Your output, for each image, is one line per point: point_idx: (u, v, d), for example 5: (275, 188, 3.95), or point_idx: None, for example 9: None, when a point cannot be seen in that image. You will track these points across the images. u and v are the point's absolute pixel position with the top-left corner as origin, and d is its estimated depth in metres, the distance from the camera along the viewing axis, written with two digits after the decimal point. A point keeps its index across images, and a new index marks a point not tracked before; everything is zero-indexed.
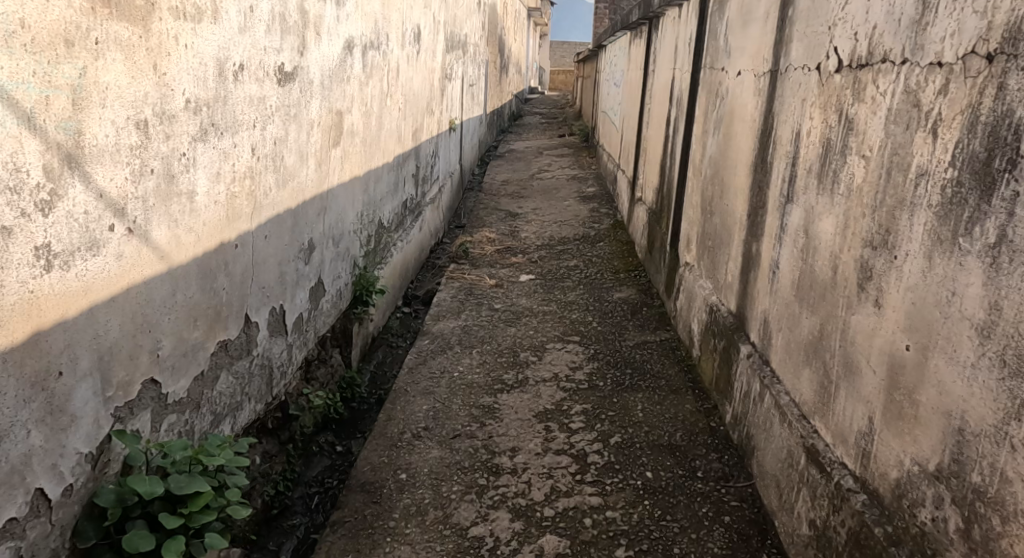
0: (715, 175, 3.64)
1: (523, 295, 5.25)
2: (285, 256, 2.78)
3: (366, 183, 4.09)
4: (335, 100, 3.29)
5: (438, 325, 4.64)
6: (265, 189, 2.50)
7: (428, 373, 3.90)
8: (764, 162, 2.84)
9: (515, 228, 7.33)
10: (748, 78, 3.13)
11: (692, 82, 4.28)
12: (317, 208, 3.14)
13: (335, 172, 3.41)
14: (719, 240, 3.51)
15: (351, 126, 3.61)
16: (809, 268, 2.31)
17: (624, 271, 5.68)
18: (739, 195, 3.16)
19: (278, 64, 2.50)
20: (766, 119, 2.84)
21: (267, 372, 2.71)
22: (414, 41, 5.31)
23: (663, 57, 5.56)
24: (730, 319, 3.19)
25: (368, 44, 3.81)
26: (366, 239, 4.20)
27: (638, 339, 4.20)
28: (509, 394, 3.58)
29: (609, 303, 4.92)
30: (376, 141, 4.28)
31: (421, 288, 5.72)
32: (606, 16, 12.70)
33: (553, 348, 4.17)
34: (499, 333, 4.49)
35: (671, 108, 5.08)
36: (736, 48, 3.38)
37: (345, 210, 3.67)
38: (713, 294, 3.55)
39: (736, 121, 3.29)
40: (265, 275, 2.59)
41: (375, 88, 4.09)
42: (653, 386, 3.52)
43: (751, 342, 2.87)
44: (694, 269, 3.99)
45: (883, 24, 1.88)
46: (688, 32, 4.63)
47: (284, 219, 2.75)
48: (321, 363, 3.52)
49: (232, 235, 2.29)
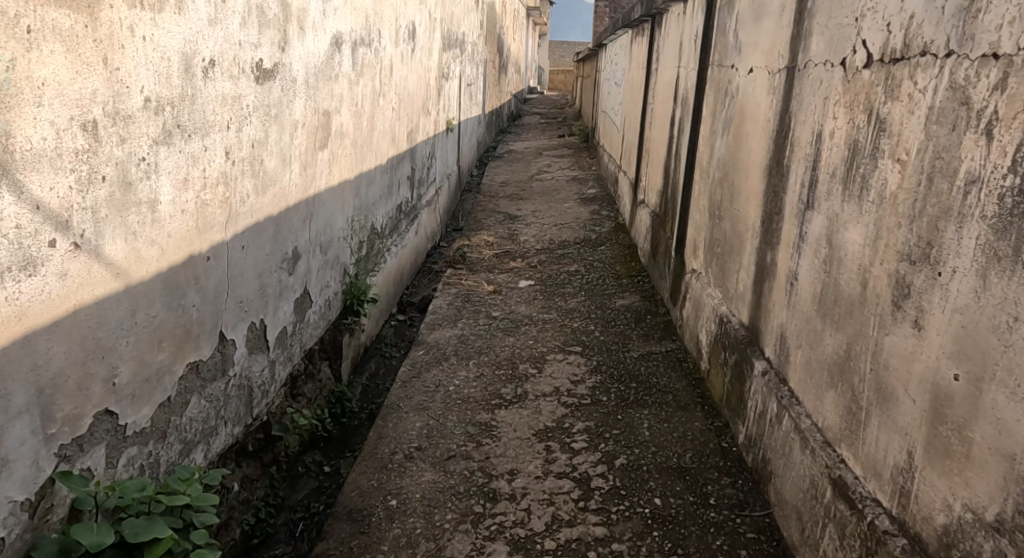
0: (724, 179, 3.46)
1: (522, 302, 5.07)
2: (266, 267, 2.59)
3: (357, 186, 3.91)
4: (322, 99, 3.10)
5: (433, 334, 4.45)
6: (241, 195, 2.31)
7: (422, 386, 3.71)
8: (779, 165, 2.66)
9: (514, 231, 7.15)
10: (761, 75, 2.95)
11: (699, 80, 4.09)
12: (302, 215, 2.95)
13: (323, 176, 3.23)
14: (729, 247, 3.32)
15: (340, 127, 3.43)
16: (833, 281, 2.12)
17: (627, 276, 5.49)
18: (752, 200, 2.98)
19: (255, 60, 2.31)
20: (781, 120, 2.65)
21: (247, 391, 2.52)
22: (409, 38, 5.12)
23: (667, 55, 5.38)
24: (742, 332, 3.00)
25: (359, 40, 3.62)
26: (358, 246, 4.02)
27: (642, 350, 4.01)
28: (507, 410, 3.39)
29: (612, 311, 4.73)
30: (368, 143, 4.10)
31: (417, 294, 5.53)
32: (606, 15, 12.51)
33: (554, 359, 3.98)
34: (497, 343, 4.30)
35: (675, 108, 4.89)
36: (747, 43, 3.20)
37: (334, 216, 3.48)
38: (722, 304, 3.36)
39: (747, 121, 3.11)
40: (243, 289, 2.40)
41: (367, 87, 3.91)
42: (659, 401, 3.33)
43: (766, 357, 2.68)
44: (701, 276, 3.80)
45: (921, 14, 1.70)
46: (693, 28, 4.45)
47: (264, 227, 2.56)
48: (308, 378, 3.33)
49: (204, 246, 2.09)
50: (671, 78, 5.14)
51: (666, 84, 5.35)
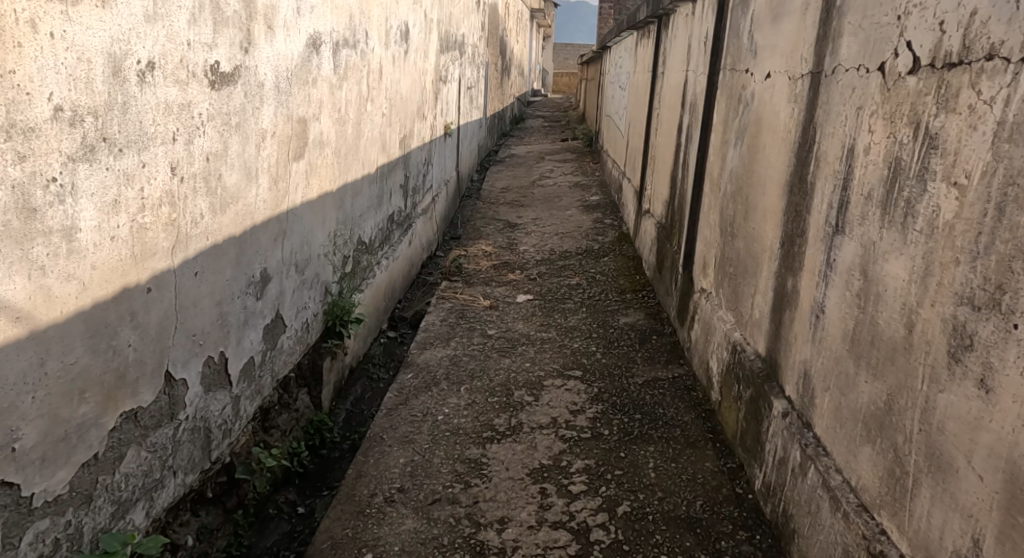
0: (737, 194, 3.18)
1: (520, 319, 4.79)
2: (226, 294, 2.32)
3: (341, 198, 3.63)
4: (297, 105, 2.83)
5: (424, 354, 4.17)
6: (193, 216, 2.04)
7: (408, 416, 3.43)
8: (801, 183, 2.38)
9: (513, 240, 6.86)
10: (781, 80, 2.67)
11: (709, 86, 3.81)
12: (272, 233, 2.68)
13: (298, 189, 2.96)
14: (743, 268, 3.04)
15: (318, 135, 3.16)
16: (867, 319, 1.85)
17: (631, 291, 5.21)
18: (769, 219, 2.70)
19: (210, 63, 2.04)
20: (804, 132, 2.38)
21: (203, 434, 2.25)
22: (401, 39, 4.84)
23: (674, 59, 5.09)
24: (758, 364, 2.72)
25: (341, 42, 3.35)
26: (342, 262, 3.74)
27: (648, 376, 3.73)
28: (500, 444, 3.11)
29: (614, 330, 4.45)
30: (354, 151, 3.82)
31: (409, 309, 5.26)
32: (610, 18, 12.21)
33: (552, 385, 3.70)
34: (491, 365, 4.02)
35: (682, 114, 4.61)
36: (764, 46, 2.92)
37: (313, 232, 3.21)
38: (735, 330, 3.08)
39: (765, 131, 2.83)
40: (196, 321, 2.13)
41: (351, 91, 3.63)
42: (666, 437, 3.05)
43: (786, 396, 2.40)
44: (712, 297, 3.52)
45: (988, 10, 1.45)
46: (703, 28, 4.16)
47: (225, 250, 2.29)
48: (282, 408, 3.06)
49: (144, 275, 1.82)
50: (679, 83, 4.86)
51: (673, 89, 5.07)
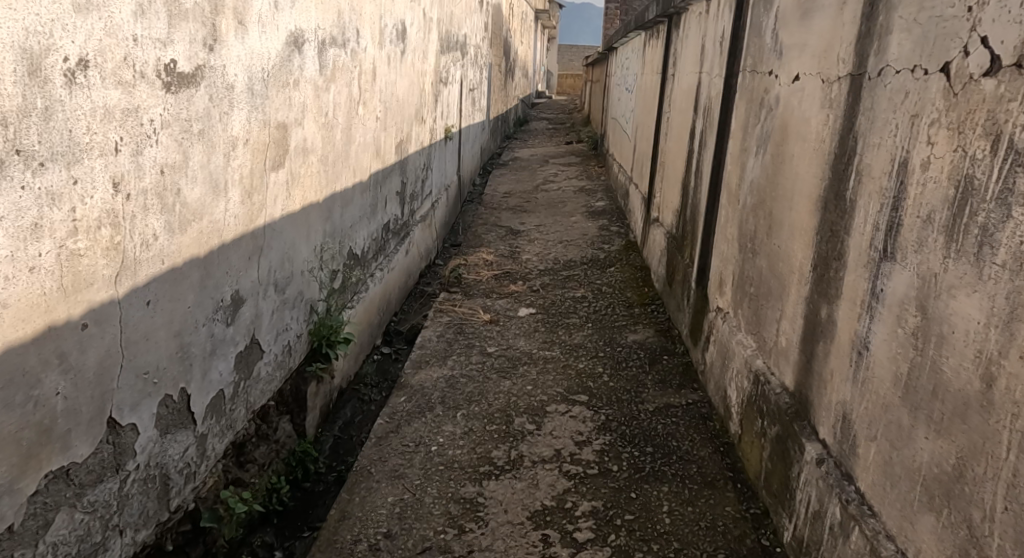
0: (760, 208, 2.91)
1: (521, 335, 4.51)
2: (188, 323, 2.06)
3: (328, 208, 3.36)
4: (274, 109, 2.56)
5: (419, 375, 3.90)
6: (142, 237, 1.77)
7: (399, 446, 3.16)
8: (839, 199, 2.11)
9: (516, 248, 6.59)
10: (812, 83, 2.40)
11: (728, 89, 3.54)
12: (244, 251, 2.41)
13: (277, 201, 2.69)
14: (768, 290, 2.77)
15: (301, 142, 2.89)
16: (926, 362, 1.57)
17: (639, 305, 4.94)
18: (799, 237, 2.43)
19: (165, 62, 1.78)
20: (842, 142, 2.11)
21: (159, 482, 1.98)
22: (397, 38, 4.58)
23: (686, 60, 4.82)
24: (785, 399, 2.45)
25: (327, 40, 3.08)
26: (329, 277, 3.47)
27: (659, 402, 3.45)
28: (498, 481, 2.85)
29: (622, 348, 4.17)
30: (343, 158, 3.56)
31: (406, 322, 4.99)
32: (616, 18, 11.92)
33: (555, 411, 3.43)
34: (490, 387, 3.75)
35: (695, 119, 4.34)
36: (791, 45, 2.65)
37: (294, 247, 2.94)
38: (758, 357, 2.81)
39: (793, 139, 2.56)
40: (150, 356, 1.86)
41: (340, 94, 3.37)
42: (680, 475, 2.79)
43: (821, 439, 2.13)
44: (729, 318, 3.25)
45: None
46: (719, 27, 3.90)
47: (186, 274, 2.02)
48: (260, 440, 2.80)
49: (77, 310, 1.56)
50: (691, 85, 4.58)
51: (684, 92, 4.79)
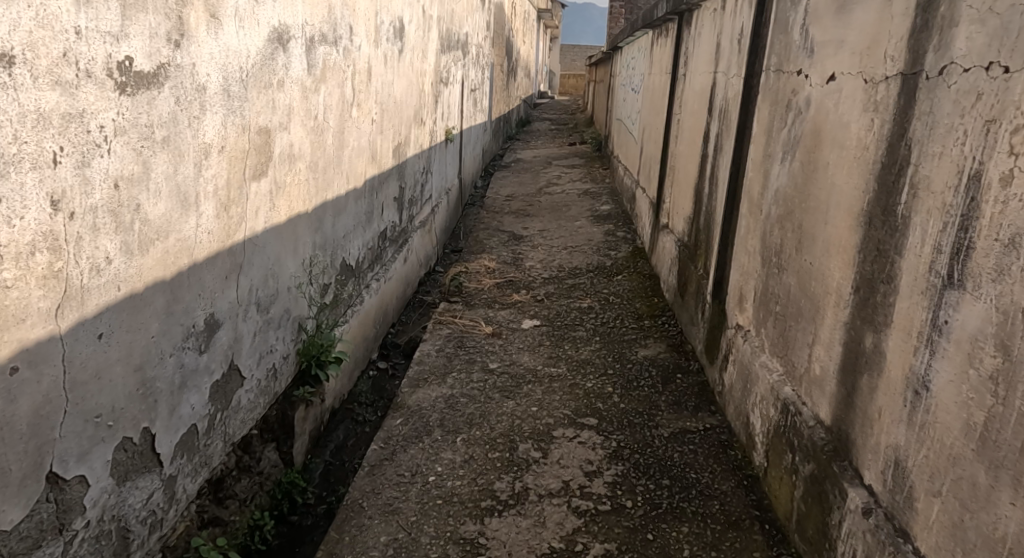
0: (787, 221, 2.67)
1: (525, 349, 4.27)
2: (152, 354, 1.81)
3: (318, 218, 3.12)
4: (255, 112, 2.33)
5: (417, 393, 3.66)
6: (92, 262, 1.54)
7: (395, 476, 2.93)
8: (890, 215, 1.87)
9: (518, 255, 6.34)
10: (854, 84, 2.16)
11: (749, 90, 3.30)
12: (220, 270, 2.17)
13: (259, 213, 2.46)
14: (798, 310, 2.52)
15: (287, 148, 2.66)
16: (1011, 414, 1.41)
17: (649, 317, 4.70)
18: (838, 255, 2.19)
19: (116, 60, 1.54)
20: (892, 151, 1.87)
21: (116, 537, 1.74)
22: (395, 36, 4.35)
23: (699, 60, 4.58)
24: (821, 433, 2.21)
25: (316, 37, 2.85)
26: (320, 292, 3.23)
27: (675, 426, 3.21)
28: (500, 517, 2.64)
29: (633, 365, 3.93)
30: (335, 164, 3.32)
31: (403, 335, 4.75)
32: (620, 18, 11.66)
33: (562, 436, 3.19)
34: (492, 408, 3.50)
35: (710, 122, 4.10)
36: (826, 42, 2.41)
37: (279, 263, 2.70)
38: (787, 384, 2.57)
39: (829, 147, 2.32)
40: (103, 396, 1.62)
41: (331, 95, 3.13)
42: (700, 514, 2.59)
43: (867, 485, 1.89)
44: (752, 338, 3.01)
45: None
46: (737, 24, 3.66)
47: (150, 300, 1.78)
48: (241, 473, 2.55)
49: (6, 350, 1.38)
50: (706, 85, 4.34)
51: (697, 94, 4.55)
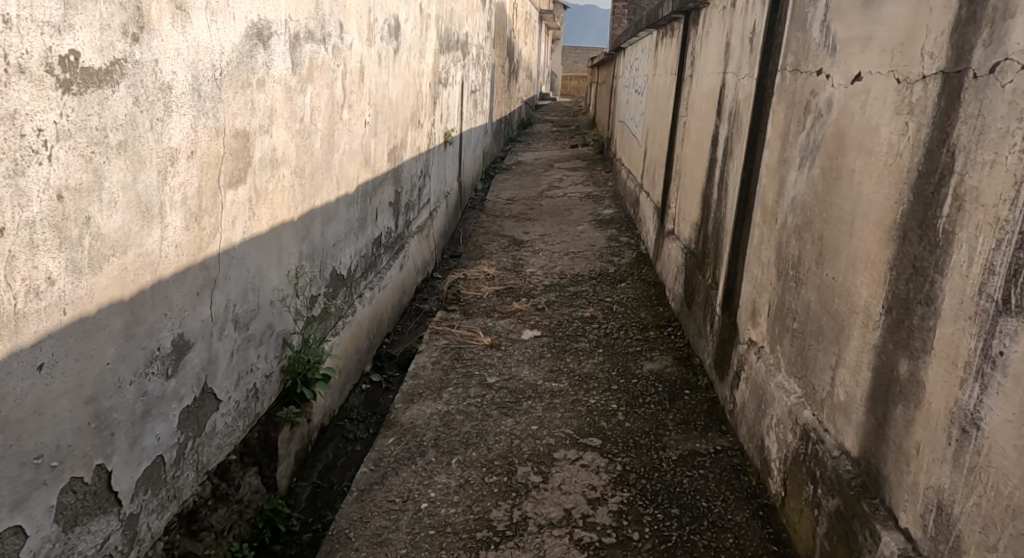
0: (807, 232, 2.49)
1: (525, 361, 4.09)
2: (108, 385, 1.62)
3: (305, 226, 2.94)
4: (231, 114, 2.15)
5: (411, 409, 3.48)
6: (26, 282, 1.39)
7: (385, 502, 2.75)
8: (929, 229, 1.68)
9: (519, 261, 6.15)
10: (884, 83, 1.97)
11: (765, 91, 3.11)
12: (191, 287, 1.99)
13: (237, 223, 2.27)
14: (819, 329, 2.34)
15: (269, 152, 2.47)
16: None
17: (654, 327, 4.52)
18: (866, 271, 2.00)
19: (53, 53, 1.38)
20: (931, 157, 1.69)
21: None
22: (390, 35, 4.17)
23: (707, 60, 4.39)
24: (847, 465, 2.02)
25: (300, 33, 2.66)
26: (307, 304, 3.05)
27: (684, 448, 3.03)
28: (497, 552, 2.48)
29: (638, 379, 3.75)
30: (324, 168, 3.13)
31: (398, 345, 4.57)
32: (623, 18, 11.48)
33: (564, 459, 3.01)
34: (490, 427, 3.31)
35: (719, 124, 3.92)
36: (851, 39, 2.23)
37: (260, 276, 2.51)
38: (807, 407, 2.38)
39: (855, 152, 2.13)
40: (44, 435, 1.46)
41: (319, 96, 2.95)
42: (712, 550, 2.44)
43: (903, 529, 1.71)
44: (766, 356, 2.83)
45: None
46: (749, 22, 3.47)
47: (107, 324, 1.60)
48: (219, 504, 2.37)
49: None
50: (714, 86, 4.15)
51: (705, 95, 4.37)
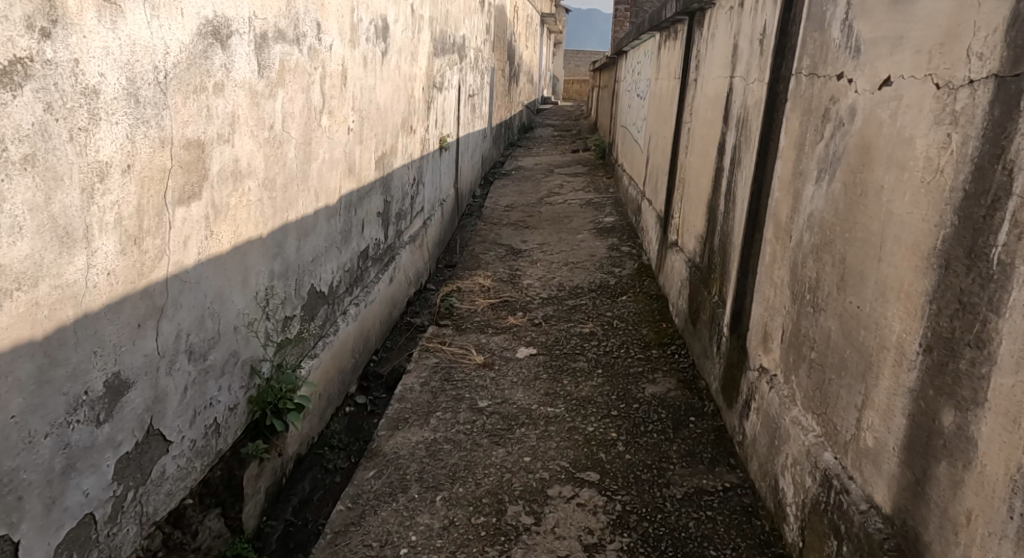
0: (826, 253, 2.24)
1: (519, 383, 3.83)
2: (10, 440, 1.43)
3: (276, 242, 2.69)
4: (181, 122, 1.91)
5: (395, 437, 3.23)
6: None
7: (360, 548, 2.53)
8: (981, 261, 1.49)
9: (516, 271, 5.90)
10: (919, 88, 1.73)
11: (778, 96, 2.87)
12: (131, 320, 1.75)
13: (190, 243, 2.03)
14: (841, 363, 2.09)
15: (230, 163, 2.23)
16: None
17: (657, 345, 4.27)
18: (899, 301, 1.76)
19: None
20: (982, 176, 1.51)
21: None
22: (376, 36, 3.93)
23: (713, 63, 4.15)
24: (878, 523, 1.77)
25: (267, 33, 2.42)
26: (279, 326, 2.80)
27: (689, 485, 2.80)
28: None
29: (639, 404, 3.50)
30: (300, 179, 2.89)
31: (386, 363, 4.31)
32: (625, 22, 11.24)
33: (558, 496, 2.77)
34: (479, 458, 3.06)
35: (726, 130, 3.67)
36: (880, 38, 1.98)
37: (221, 300, 2.27)
38: (827, 449, 2.14)
39: (885, 166, 1.88)
40: None
41: (292, 101, 2.71)
42: None
43: None
44: (779, 386, 2.58)
45: None
46: (760, 22, 3.23)
47: (11, 369, 1.42)
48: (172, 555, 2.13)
49: None
50: (721, 91, 3.91)
51: (711, 100, 4.13)
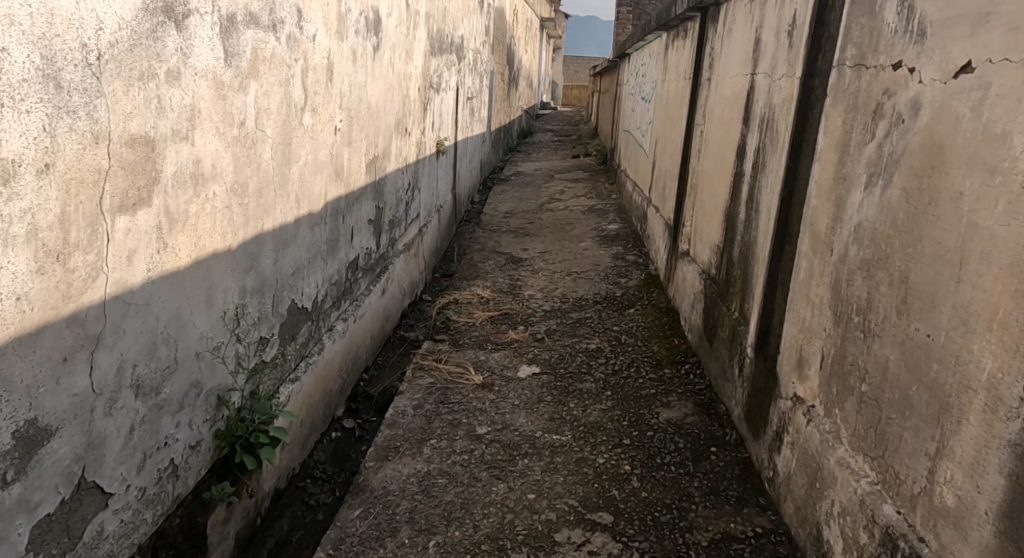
0: (881, 270, 1.92)
1: (522, 405, 3.51)
2: None
3: (249, 254, 2.38)
4: (120, 114, 1.59)
5: (385, 469, 2.90)
6: None
7: None
8: None
9: (517, 281, 5.58)
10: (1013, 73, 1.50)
11: (813, 92, 2.55)
12: (51, 354, 1.48)
13: (136, 257, 1.70)
14: (904, 401, 1.77)
15: (189, 164, 1.91)
16: None
17: (670, 364, 3.96)
18: (994, 330, 1.51)
19: None
20: None
21: None
22: (367, 29, 3.62)
23: (731, 60, 3.84)
24: None
25: (236, 16, 2.11)
26: (253, 348, 2.47)
27: (715, 530, 2.49)
28: None
29: (654, 432, 3.17)
30: (277, 184, 2.57)
31: (377, 383, 3.98)
32: (627, 24, 10.94)
33: (567, 543, 2.46)
34: (477, 495, 2.73)
35: (747, 132, 3.37)
36: (950, 19, 1.69)
37: (179, 323, 1.95)
38: (887, 500, 1.82)
39: (965, 170, 1.61)
40: None
41: (267, 95, 2.39)
42: None
43: None
44: (819, 419, 2.26)
45: None
46: (788, 11, 2.92)
47: None
48: None
49: None
50: (740, 89, 3.60)
51: (728, 99, 3.82)
